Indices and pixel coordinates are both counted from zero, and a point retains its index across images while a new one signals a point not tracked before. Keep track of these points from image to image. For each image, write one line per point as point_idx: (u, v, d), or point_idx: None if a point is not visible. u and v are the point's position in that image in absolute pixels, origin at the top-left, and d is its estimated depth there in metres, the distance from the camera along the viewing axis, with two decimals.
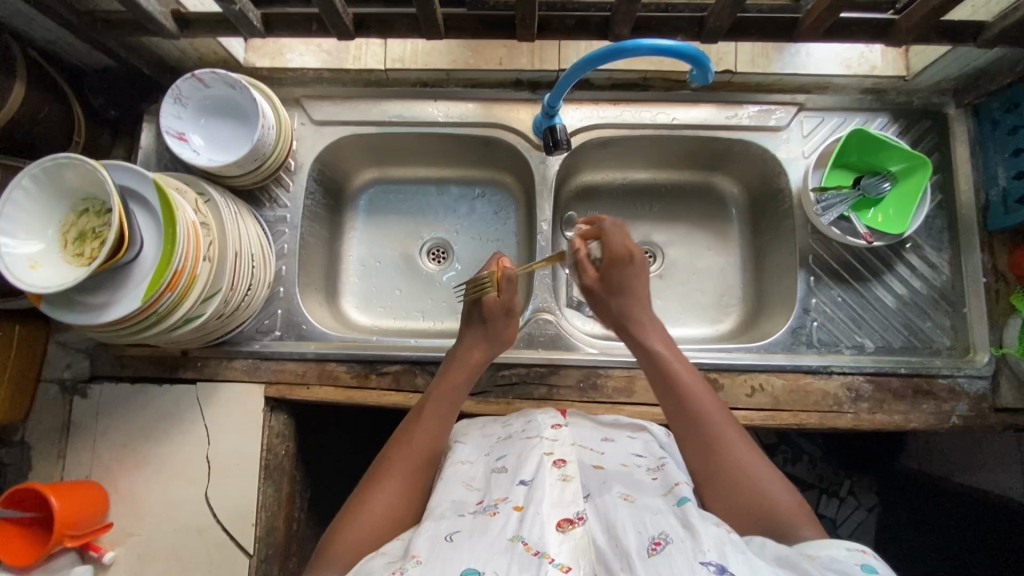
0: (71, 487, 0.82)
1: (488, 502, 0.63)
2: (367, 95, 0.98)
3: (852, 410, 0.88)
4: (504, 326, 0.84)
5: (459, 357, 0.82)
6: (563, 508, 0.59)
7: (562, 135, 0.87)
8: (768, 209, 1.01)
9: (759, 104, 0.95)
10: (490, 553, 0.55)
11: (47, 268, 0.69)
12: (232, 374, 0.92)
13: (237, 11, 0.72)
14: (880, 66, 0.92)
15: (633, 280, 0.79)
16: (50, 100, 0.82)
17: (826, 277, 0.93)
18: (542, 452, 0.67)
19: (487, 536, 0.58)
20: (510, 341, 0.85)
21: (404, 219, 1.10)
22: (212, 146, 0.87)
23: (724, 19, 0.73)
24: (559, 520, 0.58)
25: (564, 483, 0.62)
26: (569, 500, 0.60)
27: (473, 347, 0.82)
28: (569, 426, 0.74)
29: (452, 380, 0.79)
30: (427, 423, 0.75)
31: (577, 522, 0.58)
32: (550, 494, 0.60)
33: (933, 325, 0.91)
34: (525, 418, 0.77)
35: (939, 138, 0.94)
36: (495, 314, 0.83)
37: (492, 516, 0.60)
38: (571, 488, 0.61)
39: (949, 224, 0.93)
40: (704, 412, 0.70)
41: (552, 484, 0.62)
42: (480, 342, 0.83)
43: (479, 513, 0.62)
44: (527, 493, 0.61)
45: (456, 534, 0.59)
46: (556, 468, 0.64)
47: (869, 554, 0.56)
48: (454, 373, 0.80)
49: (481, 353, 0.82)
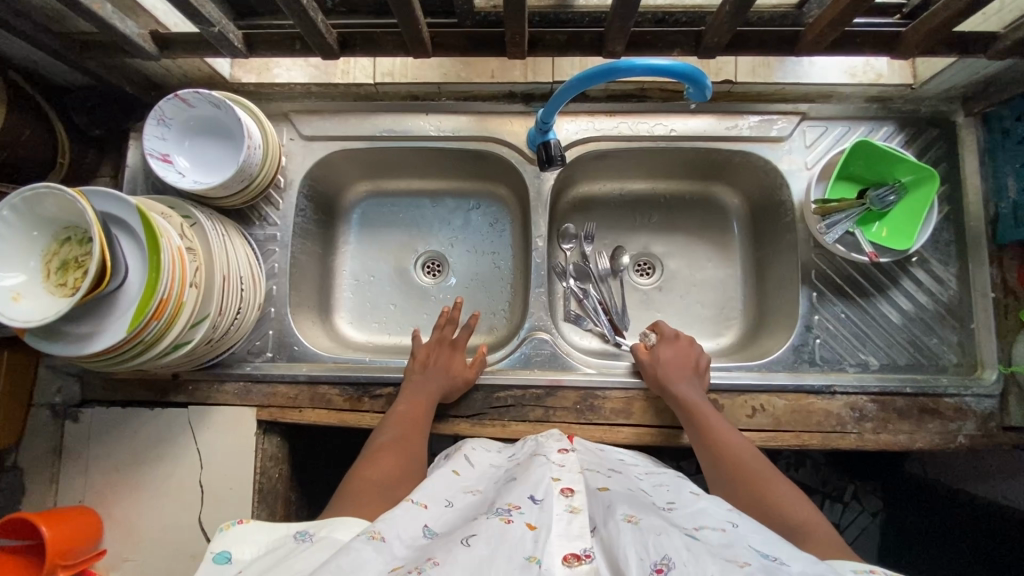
0: (64, 515, 0.82)
1: (500, 507, 0.61)
2: (356, 109, 0.95)
3: (856, 430, 0.86)
4: (452, 357, 0.89)
5: (414, 382, 0.87)
6: (570, 541, 0.57)
7: (555, 150, 0.84)
8: (769, 220, 0.99)
9: (760, 114, 0.92)
10: (507, 566, 0.52)
11: (29, 300, 0.68)
12: (224, 398, 0.91)
13: (216, 32, 0.69)
14: (885, 75, 0.89)
15: (682, 355, 0.87)
16: (31, 122, 0.81)
17: (828, 293, 0.90)
18: (550, 478, 0.66)
19: (503, 545, 0.54)
20: (465, 382, 0.87)
21: (398, 232, 1.09)
22: (198, 167, 0.84)
23: (723, 35, 0.70)
24: (565, 554, 0.55)
25: (572, 515, 0.60)
26: (576, 533, 0.57)
27: (425, 372, 0.87)
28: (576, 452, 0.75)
29: (409, 396, 0.85)
30: (391, 429, 0.81)
31: (584, 558, 0.55)
32: (557, 524, 0.58)
33: (939, 341, 0.89)
34: (533, 444, 0.78)
35: (947, 147, 0.91)
36: (446, 353, 0.90)
37: (507, 524, 0.57)
38: (579, 521, 0.59)
39: (956, 237, 0.90)
40: (730, 442, 0.76)
41: (560, 514, 0.59)
42: (430, 371, 0.87)
43: (490, 517, 0.59)
44: (539, 512, 0.59)
45: (471, 539, 0.55)
46: (564, 496, 0.62)
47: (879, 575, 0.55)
48: (411, 395, 0.85)
49: (434, 378, 0.86)
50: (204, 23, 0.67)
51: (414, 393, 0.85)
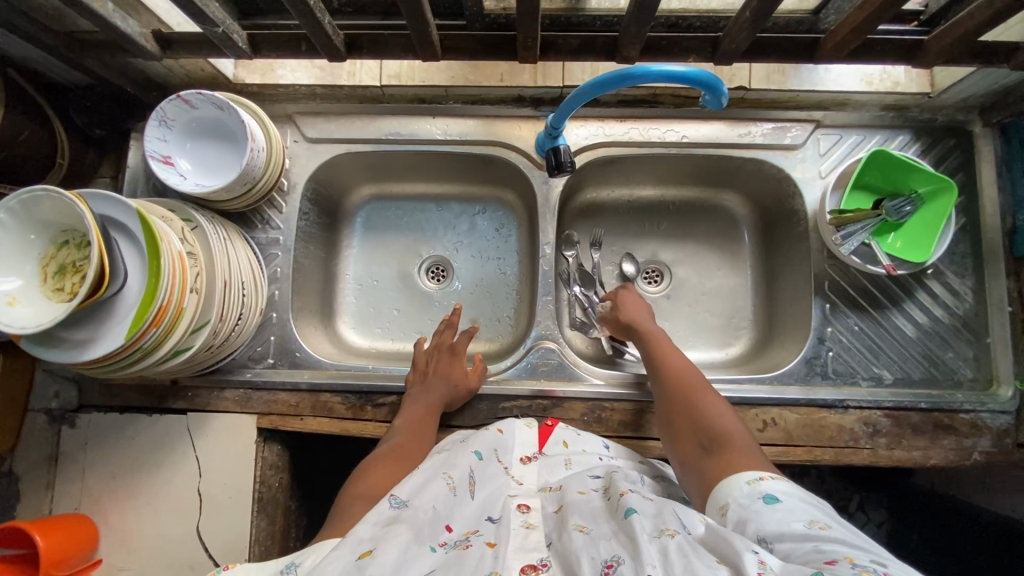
0: (59, 523, 0.80)
1: (458, 536, 0.61)
2: (362, 112, 0.94)
3: (869, 446, 0.84)
4: (453, 365, 0.87)
5: (416, 392, 0.85)
6: (526, 553, 0.57)
7: (565, 156, 0.82)
8: (781, 228, 0.97)
9: (773, 121, 0.91)
10: None
11: (25, 305, 0.66)
12: (224, 405, 0.89)
13: (220, 33, 0.67)
14: (903, 83, 0.87)
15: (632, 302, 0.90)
16: (29, 123, 0.79)
17: (842, 305, 0.88)
18: (507, 495, 0.67)
19: (462, 569, 0.55)
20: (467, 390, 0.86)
21: (403, 236, 1.07)
22: (200, 169, 0.83)
23: (740, 40, 0.68)
24: (524, 567, 0.55)
25: (527, 530, 0.61)
26: (532, 546, 0.58)
27: (428, 382, 0.85)
28: (539, 459, 0.75)
29: (411, 406, 0.83)
30: (393, 438, 0.79)
31: (540, 568, 0.55)
32: (515, 539, 0.59)
33: (954, 355, 0.87)
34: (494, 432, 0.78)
35: (965, 158, 0.89)
36: (447, 359, 0.88)
37: (465, 550, 0.58)
38: (534, 534, 0.60)
39: (973, 249, 0.88)
40: (677, 370, 0.78)
41: (516, 530, 0.60)
42: (433, 380, 0.85)
43: (450, 548, 0.59)
44: (497, 530, 0.61)
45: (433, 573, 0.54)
46: (521, 512, 0.64)
47: (768, 479, 0.59)
48: (412, 405, 0.84)
49: (435, 387, 0.84)
50: (207, 24, 0.65)
51: (414, 414, 0.82)
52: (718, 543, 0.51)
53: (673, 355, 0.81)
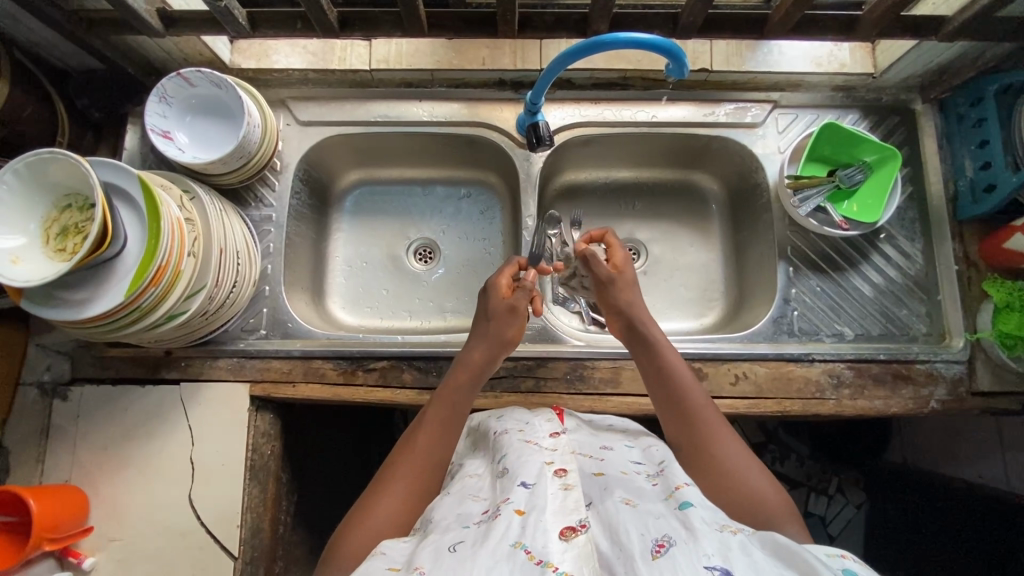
0: (53, 491, 0.81)
1: (492, 508, 0.61)
2: (352, 95, 0.99)
3: (834, 397, 0.89)
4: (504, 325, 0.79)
5: (462, 360, 0.78)
6: (565, 516, 0.57)
7: (544, 131, 0.88)
8: (746, 203, 1.04)
9: (735, 102, 0.98)
10: (492, 560, 0.52)
11: (28, 263, 0.69)
12: (217, 374, 0.91)
13: (221, 7, 0.73)
14: (849, 64, 0.96)
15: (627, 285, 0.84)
16: (31, 100, 0.83)
17: (804, 268, 0.95)
18: (542, 461, 0.65)
19: (489, 541, 0.55)
20: (513, 341, 0.81)
21: (390, 220, 1.11)
22: (197, 144, 0.87)
23: (697, 14, 0.76)
24: (562, 529, 0.55)
25: (566, 492, 0.60)
26: (571, 508, 0.58)
27: (472, 350, 0.79)
28: (568, 433, 0.74)
29: (456, 373, 0.77)
30: (432, 414, 0.75)
31: (579, 530, 0.55)
32: (552, 503, 0.58)
33: (908, 312, 0.93)
34: (522, 419, 0.77)
35: (908, 133, 0.98)
36: (498, 314, 0.80)
37: (495, 520, 0.58)
38: (573, 496, 0.59)
39: (921, 214, 0.96)
40: (690, 401, 0.73)
41: (554, 493, 0.60)
42: (481, 343, 0.79)
43: (484, 521, 0.59)
44: (530, 496, 0.59)
45: (459, 544, 0.56)
46: (557, 477, 0.62)
47: (849, 558, 0.54)
48: (456, 373, 0.77)
49: (482, 355, 0.78)
50: None
51: (439, 415, 0.74)
52: (784, 553, 0.51)
53: (684, 384, 0.74)
